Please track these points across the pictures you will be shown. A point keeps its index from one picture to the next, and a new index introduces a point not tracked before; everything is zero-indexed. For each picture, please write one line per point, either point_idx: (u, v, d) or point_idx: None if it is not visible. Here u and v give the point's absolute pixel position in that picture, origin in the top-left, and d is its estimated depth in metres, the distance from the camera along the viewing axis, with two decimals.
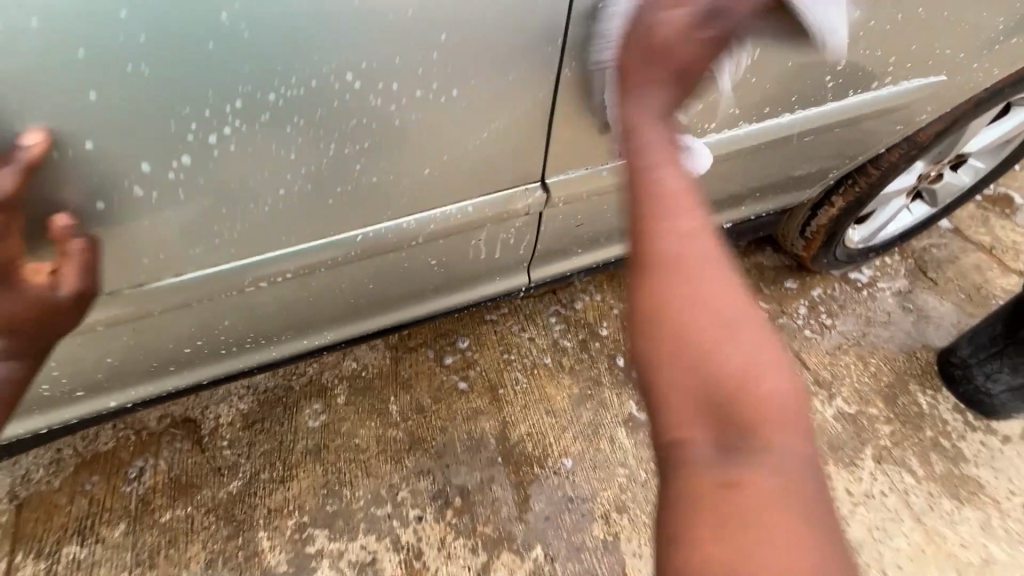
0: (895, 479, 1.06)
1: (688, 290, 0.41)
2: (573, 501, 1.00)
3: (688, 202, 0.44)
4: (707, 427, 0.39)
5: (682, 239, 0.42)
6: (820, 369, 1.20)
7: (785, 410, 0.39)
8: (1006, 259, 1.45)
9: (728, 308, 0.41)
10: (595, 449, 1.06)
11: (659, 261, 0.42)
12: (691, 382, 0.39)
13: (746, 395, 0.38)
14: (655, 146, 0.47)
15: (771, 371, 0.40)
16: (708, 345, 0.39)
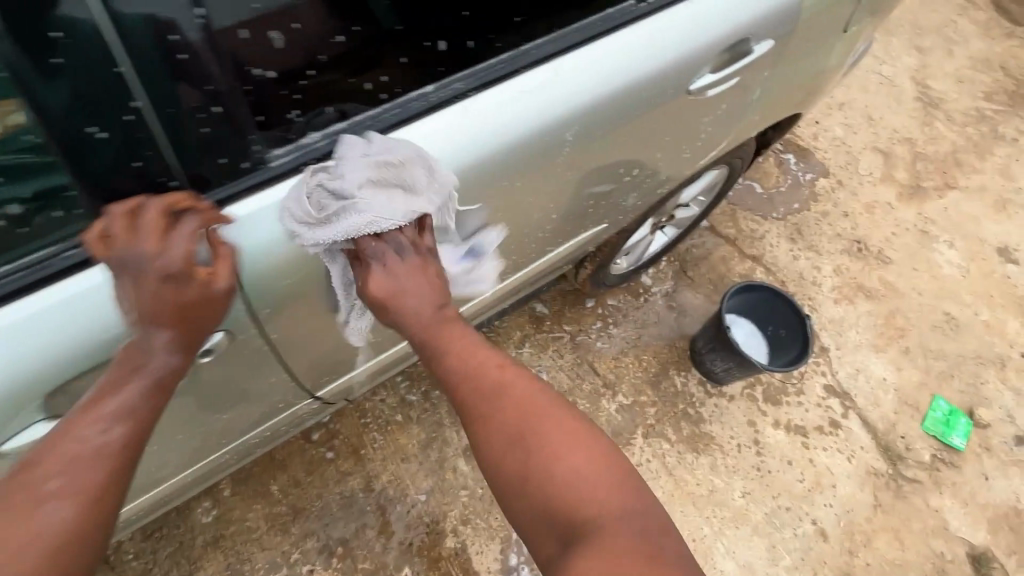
0: (655, 447, 1.51)
1: (479, 403, 0.72)
2: (429, 524, 1.34)
3: (481, 402, 0.73)
4: (556, 542, 0.65)
5: (491, 432, 0.71)
6: (607, 372, 1.59)
7: (559, 429, 0.70)
8: (744, 247, 1.91)
9: (517, 427, 0.70)
10: (442, 480, 1.39)
11: (472, 400, 0.73)
12: (527, 518, 0.68)
13: (555, 479, 0.67)
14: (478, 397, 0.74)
15: (539, 400, 0.73)
16: (519, 441, 0.69)
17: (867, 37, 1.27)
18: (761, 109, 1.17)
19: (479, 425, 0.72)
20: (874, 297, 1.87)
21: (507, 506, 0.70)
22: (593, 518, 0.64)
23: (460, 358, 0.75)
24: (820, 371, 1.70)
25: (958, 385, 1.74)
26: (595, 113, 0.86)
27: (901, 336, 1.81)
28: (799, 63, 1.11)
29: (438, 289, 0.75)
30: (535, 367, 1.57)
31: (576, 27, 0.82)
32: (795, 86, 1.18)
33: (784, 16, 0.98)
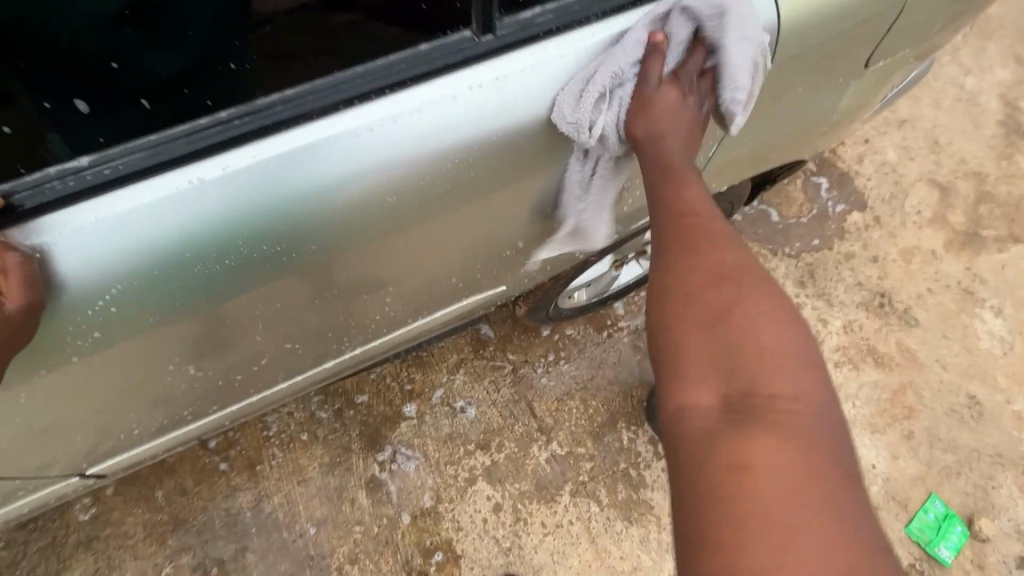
0: (582, 509, 1.34)
1: (694, 227, 0.63)
2: (314, 558, 1.24)
3: (704, 227, 0.63)
4: (724, 401, 0.52)
5: (696, 257, 0.61)
6: (546, 416, 1.42)
7: (774, 305, 0.56)
8: None
9: (733, 274, 0.58)
10: (337, 511, 1.28)
11: (683, 236, 0.63)
12: (701, 353, 0.56)
13: (752, 342, 0.54)
14: (674, 219, 0.64)
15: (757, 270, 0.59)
16: (722, 296, 0.57)
17: (890, 83, 0.99)
18: (720, 165, 0.94)
19: (682, 254, 0.62)
20: (884, 366, 1.59)
21: (675, 340, 0.58)
22: (783, 403, 0.51)
23: (681, 191, 0.66)
24: None
25: (962, 486, 1.48)
26: (431, 174, 0.67)
27: (906, 418, 1.54)
28: (773, 114, 0.87)
29: (691, 118, 0.69)
30: (465, 398, 1.41)
31: (401, 58, 0.62)
32: (771, 139, 0.94)
33: (746, 57, 0.73)
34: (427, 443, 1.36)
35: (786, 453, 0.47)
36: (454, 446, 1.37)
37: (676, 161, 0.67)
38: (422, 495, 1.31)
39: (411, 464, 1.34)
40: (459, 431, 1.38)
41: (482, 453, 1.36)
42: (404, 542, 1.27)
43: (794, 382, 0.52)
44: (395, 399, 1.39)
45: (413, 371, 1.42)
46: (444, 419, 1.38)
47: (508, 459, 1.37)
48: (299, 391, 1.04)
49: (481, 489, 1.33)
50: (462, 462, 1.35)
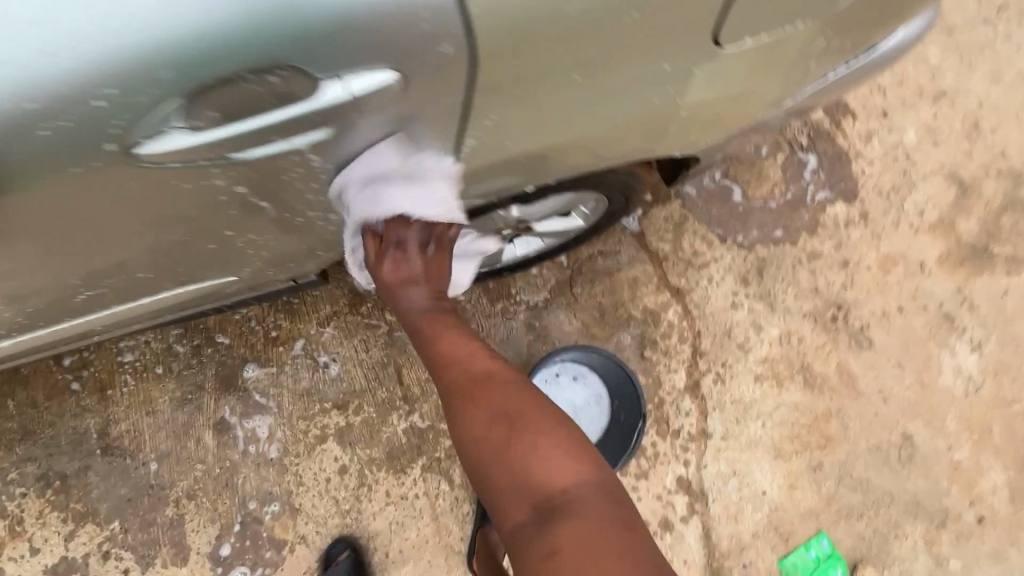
0: (430, 485, 1.29)
1: (463, 405, 0.83)
2: (153, 488, 1.26)
3: (478, 387, 0.83)
4: (530, 511, 0.73)
5: (477, 402, 0.81)
6: (413, 385, 1.33)
7: (536, 417, 0.79)
8: (670, 274, 1.44)
9: (512, 407, 0.80)
10: (182, 446, 1.28)
11: (464, 408, 0.83)
12: (496, 486, 0.77)
13: (522, 456, 0.76)
14: (473, 370, 0.85)
15: (514, 392, 0.82)
16: (519, 427, 0.78)
17: (778, 75, 0.80)
18: (506, 160, 0.75)
19: (470, 419, 0.81)
20: (813, 388, 1.40)
21: (483, 485, 0.79)
22: (569, 489, 0.73)
23: (453, 358, 0.87)
24: (683, 459, 1.34)
25: (861, 529, 1.33)
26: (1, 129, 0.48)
27: (820, 448, 1.37)
28: (548, 109, 0.68)
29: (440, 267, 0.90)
30: (331, 352, 1.33)
31: None
32: (580, 133, 0.75)
33: (422, 54, 0.55)
34: (282, 394, 1.31)
35: (582, 537, 0.68)
36: (310, 401, 1.31)
37: (439, 327, 0.90)
38: (269, 443, 1.29)
39: (263, 412, 1.30)
40: (318, 386, 1.31)
41: (337, 412, 1.31)
42: (243, 488, 1.27)
43: (567, 465, 0.75)
44: (256, 343, 1.32)
45: (281, 317, 1.33)
46: (304, 372, 1.32)
47: (365, 422, 1.30)
48: (78, 334, 0.93)
49: (329, 449, 1.29)
50: (316, 418, 1.30)
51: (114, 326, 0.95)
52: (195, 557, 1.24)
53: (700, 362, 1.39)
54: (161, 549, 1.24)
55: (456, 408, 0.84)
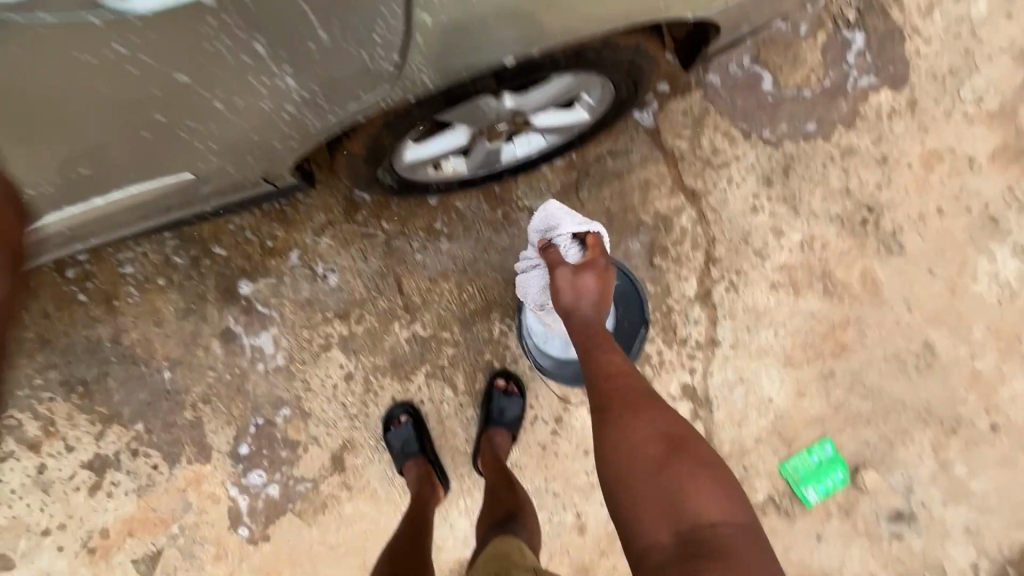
0: (435, 391, 1.32)
1: (622, 420, 0.90)
2: (170, 393, 1.31)
3: (638, 408, 0.90)
4: (671, 533, 0.75)
5: (637, 420, 0.89)
6: (414, 295, 1.30)
7: (694, 456, 0.84)
8: (685, 175, 1.32)
9: (670, 437, 0.86)
10: (193, 354, 1.31)
11: (623, 421, 0.90)
12: (640, 503, 0.80)
13: (675, 480, 0.80)
14: (637, 397, 0.93)
15: (674, 427, 0.88)
16: (673, 455, 0.83)
17: None
18: None
19: (627, 433, 0.87)
20: (833, 296, 1.33)
21: (626, 501, 0.82)
22: (716, 525, 0.75)
23: (616, 372, 0.98)
24: (689, 367, 1.32)
25: (867, 435, 1.32)
26: None
27: (834, 356, 1.32)
28: None
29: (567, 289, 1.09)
30: (329, 262, 1.30)
31: None
32: None
33: None
34: (284, 305, 1.31)
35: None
36: (312, 311, 1.30)
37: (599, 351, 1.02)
38: (276, 352, 1.31)
39: (267, 322, 1.31)
40: (318, 296, 1.30)
41: (340, 322, 1.30)
42: (255, 392, 1.31)
43: (719, 508, 0.77)
44: (253, 254, 1.30)
45: (275, 227, 1.30)
46: (304, 282, 1.30)
47: (367, 331, 1.30)
48: (57, 239, 0.91)
49: (334, 357, 1.30)
50: (319, 327, 1.30)
51: (94, 231, 0.93)
52: (216, 455, 1.32)
53: (712, 270, 1.33)
54: (184, 447, 1.32)
55: (612, 422, 0.90)
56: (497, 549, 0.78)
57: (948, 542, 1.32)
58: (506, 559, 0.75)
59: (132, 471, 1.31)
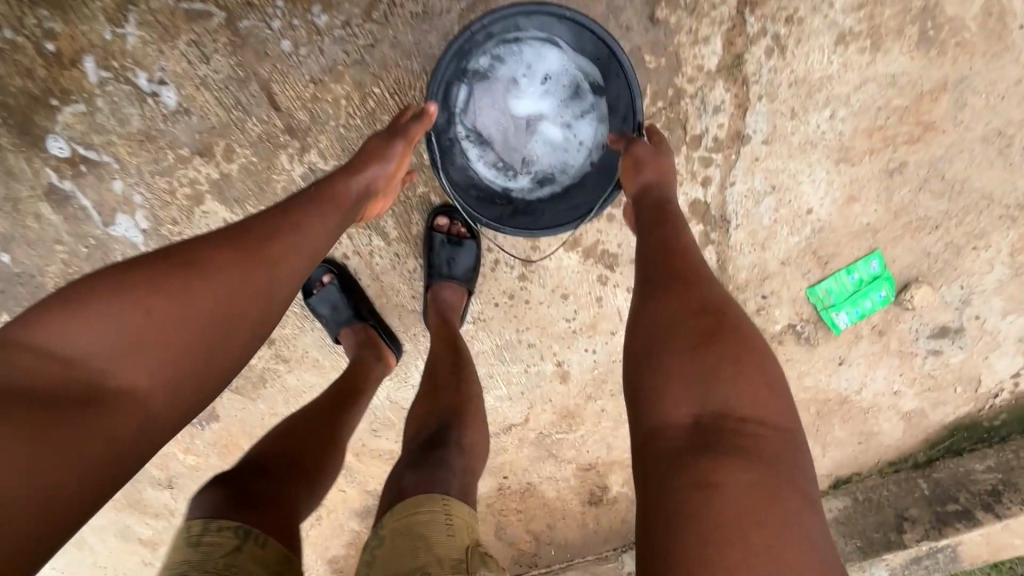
0: (360, 242, 1.00)
1: (660, 274, 0.67)
2: (20, 275, 1.00)
3: (681, 268, 0.66)
4: (688, 415, 0.56)
5: (675, 279, 0.65)
6: (297, 110, 0.87)
7: (748, 333, 0.60)
8: None
9: (719, 304, 0.62)
10: (24, 225, 0.96)
11: (660, 275, 0.66)
12: (655, 369, 0.59)
13: (714, 353, 0.58)
14: (680, 254, 0.68)
15: (726, 296, 0.64)
16: (720, 326, 0.60)
17: None
18: None
19: (659, 292, 0.65)
20: (929, 47, 0.86)
21: (637, 364, 0.62)
22: (750, 419, 0.55)
23: (671, 229, 0.72)
24: (702, 177, 0.96)
25: (928, 244, 1.01)
26: None
27: (910, 142, 0.93)
28: None
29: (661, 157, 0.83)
30: (153, 69, 0.85)
31: None
32: None
33: None
34: (115, 144, 0.90)
35: (748, 486, 0.50)
36: (158, 150, 0.90)
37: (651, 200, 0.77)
38: (133, 212, 0.95)
39: (102, 171, 0.92)
40: (157, 125, 0.88)
41: (203, 161, 0.91)
42: None
43: (766, 402, 0.56)
44: (36, 67, 0.84)
45: (49, 16, 0.81)
46: (129, 107, 0.87)
47: (245, 171, 0.91)
48: None
49: (213, 211, 0.94)
50: (176, 172, 0.92)
51: None
52: None
53: (747, 21, 0.85)
54: None
55: (646, 277, 0.68)
56: (408, 523, 0.54)
57: (995, 353, 1.12)
58: (422, 543, 0.52)
59: None
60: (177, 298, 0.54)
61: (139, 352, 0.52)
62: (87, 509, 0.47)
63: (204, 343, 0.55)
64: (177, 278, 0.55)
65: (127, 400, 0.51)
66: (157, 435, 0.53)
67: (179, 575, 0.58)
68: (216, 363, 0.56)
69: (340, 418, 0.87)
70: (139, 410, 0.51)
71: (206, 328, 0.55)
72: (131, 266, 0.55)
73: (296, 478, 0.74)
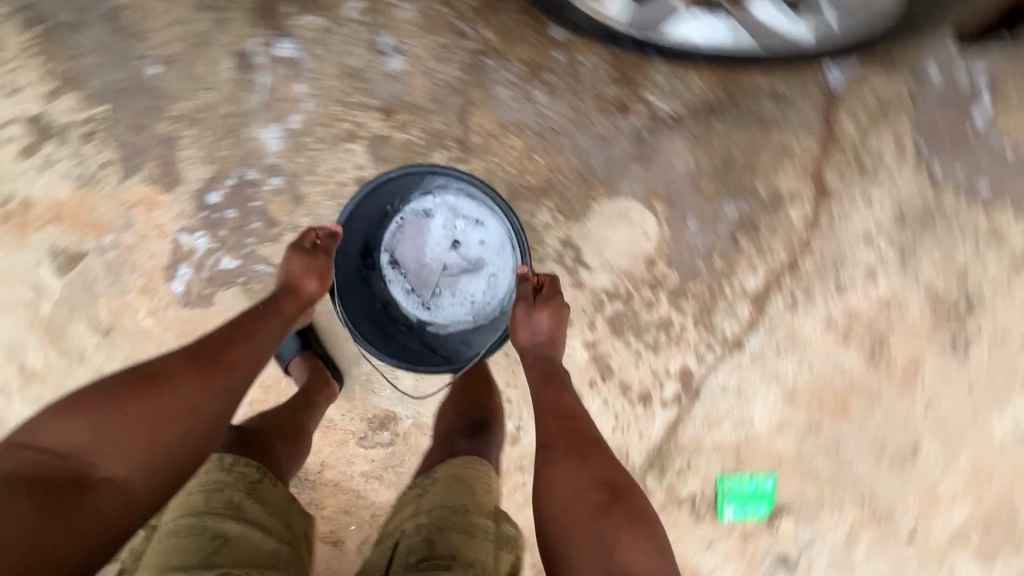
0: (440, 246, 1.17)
1: (556, 450, 0.89)
2: (151, 91, 1.06)
3: (578, 445, 0.89)
4: None
5: (572, 456, 0.87)
6: (474, 134, 1.07)
7: (632, 502, 0.83)
8: (826, 165, 1.11)
9: (608, 477, 0.85)
10: (193, 60, 1.04)
11: (557, 452, 0.88)
12: (567, 539, 0.79)
13: (608, 523, 0.79)
14: (580, 432, 0.92)
15: (611, 467, 0.87)
16: (612, 500, 0.82)
17: None
18: None
19: (561, 469, 0.86)
20: (872, 362, 1.23)
21: (553, 537, 0.81)
22: None
23: (571, 407, 0.96)
24: (700, 354, 1.23)
25: (807, 492, 1.32)
26: None
27: (831, 413, 1.26)
28: None
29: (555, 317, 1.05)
30: (397, 39, 1.02)
31: None
32: None
33: None
34: (324, 61, 1.03)
35: None
36: (353, 87, 1.05)
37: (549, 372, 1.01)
38: (292, 112, 1.06)
39: (296, 69, 1.04)
40: (367, 72, 1.04)
41: (377, 117, 1.06)
42: (249, 143, 1.08)
43: (653, 562, 0.76)
44: None
45: None
46: (359, 47, 1.03)
47: (404, 145, 1.08)
48: None
49: (355, 152, 1.08)
50: (352, 110, 1.06)
51: None
52: (180, 186, 1.11)
53: (784, 276, 1.17)
54: (146, 160, 1.10)
55: (546, 454, 0.89)
56: (457, 478, 0.82)
57: None
58: (467, 493, 0.80)
59: (76, 156, 1.09)
60: (154, 408, 0.74)
61: (119, 446, 0.71)
62: (97, 549, 0.67)
63: (180, 433, 0.75)
64: (151, 390, 0.75)
65: (110, 486, 0.69)
66: (140, 502, 0.71)
67: (221, 490, 0.84)
68: (191, 442, 0.76)
69: (311, 412, 1.16)
70: (123, 488, 0.70)
71: (180, 427, 0.75)
72: (114, 383, 0.74)
73: (283, 443, 1.07)
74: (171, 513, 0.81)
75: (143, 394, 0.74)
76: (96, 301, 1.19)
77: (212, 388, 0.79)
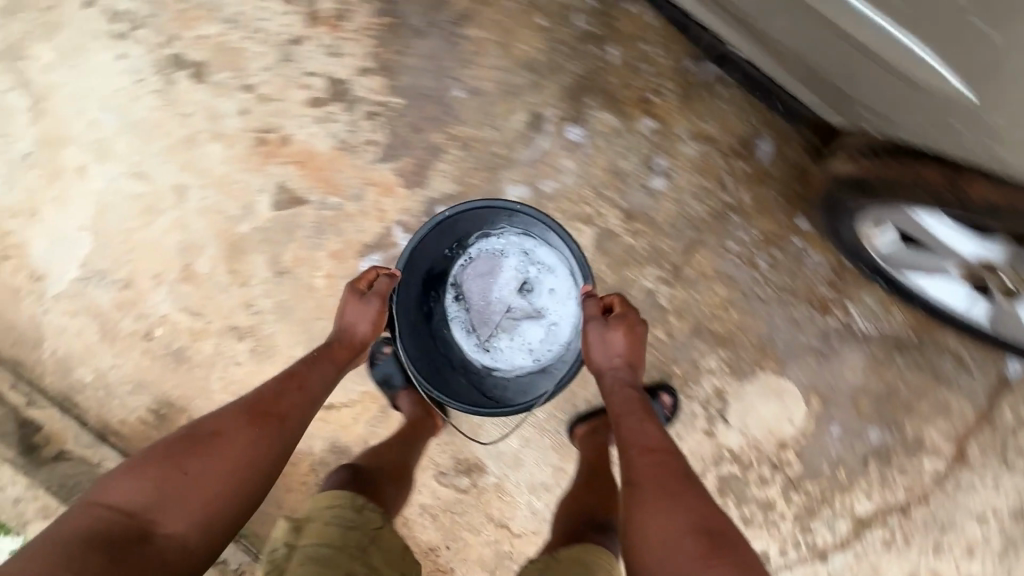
0: None
1: (646, 491, 0.81)
2: (445, 106, 1.17)
3: (670, 484, 0.81)
4: None
5: (664, 499, 0.79)
6: (690, 267, 1.17)
7: (737, 553, 0.74)
8: (972, 437, 1.18)
9: (709, 525, 0.76)
10: (496, 101, 1.16)
11: (644, 493, 0.80)
12: None
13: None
14: (668, 468, 0.83)
15: (709, 512, 0.78)
16: (714, 551, 0.73)
17: None
18: None
19: (653, 515, 0.78)
20: None
21: None
22: None
23: (657, 440, 0.87)
24: (785, 549, 1.24)
25: None
26: None
27: None
28: None
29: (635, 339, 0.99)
30: (670, 165, 1.14)
31: None
32: None
33: None
34: (599, 153, 1.15)
35: None
36: (612, 183, 1.16)
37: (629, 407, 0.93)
38: (549, 178, 1.17)
39: (573, 148, 1.15)
40: (630, 178, 1.15)
41: (618, 216, 1.16)
42: (499, 184, 1.18)
43: None
44: (631, 87, 1.13)
45: (673, 90, 1.12)
46: (636, 157, 1.14)
47: (627, 248, 1.17)
48: None
49: (583, 234, 1.17)
50: (600, 200, 1.16)
51: None
52: (418, 188, 1.20)
53: (892, 515, 1.21)
54: (405, 155, 1.19)
55: (634, 495, 0.81)
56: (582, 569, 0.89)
57: None
58: None
59: (352, 124, 1.19)
60: (204, 467, 0.77)
61: (178, 505, 0.74)
62: None
63: (236, 486, 0.78)
64: (194, 453, 0.78)
65: (170, 542, 0.72)
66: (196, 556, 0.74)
67: (355, 529, 0.93)
68: (244, 494, 0.79)
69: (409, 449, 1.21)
70: (181, 546, 0.72)
71: (232, 482, 0.78)
72: (170, 446, 0.78)
73: (389, 479, 1.14)
74: (310, 538, 0.89)
75: (199, 454, 0.78)
76: (288, 243, 1.25)
77: (266, 438, 0.82)
